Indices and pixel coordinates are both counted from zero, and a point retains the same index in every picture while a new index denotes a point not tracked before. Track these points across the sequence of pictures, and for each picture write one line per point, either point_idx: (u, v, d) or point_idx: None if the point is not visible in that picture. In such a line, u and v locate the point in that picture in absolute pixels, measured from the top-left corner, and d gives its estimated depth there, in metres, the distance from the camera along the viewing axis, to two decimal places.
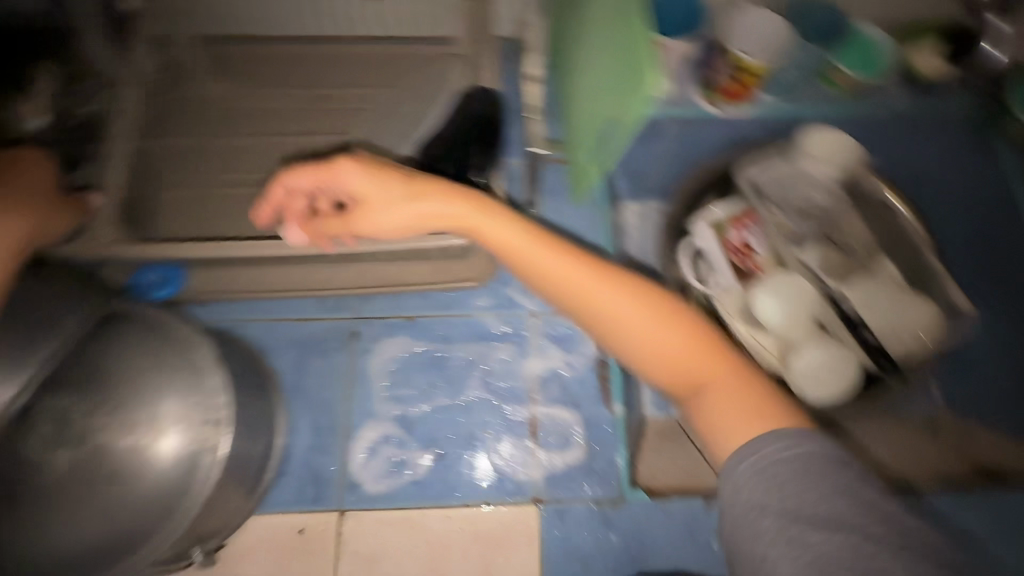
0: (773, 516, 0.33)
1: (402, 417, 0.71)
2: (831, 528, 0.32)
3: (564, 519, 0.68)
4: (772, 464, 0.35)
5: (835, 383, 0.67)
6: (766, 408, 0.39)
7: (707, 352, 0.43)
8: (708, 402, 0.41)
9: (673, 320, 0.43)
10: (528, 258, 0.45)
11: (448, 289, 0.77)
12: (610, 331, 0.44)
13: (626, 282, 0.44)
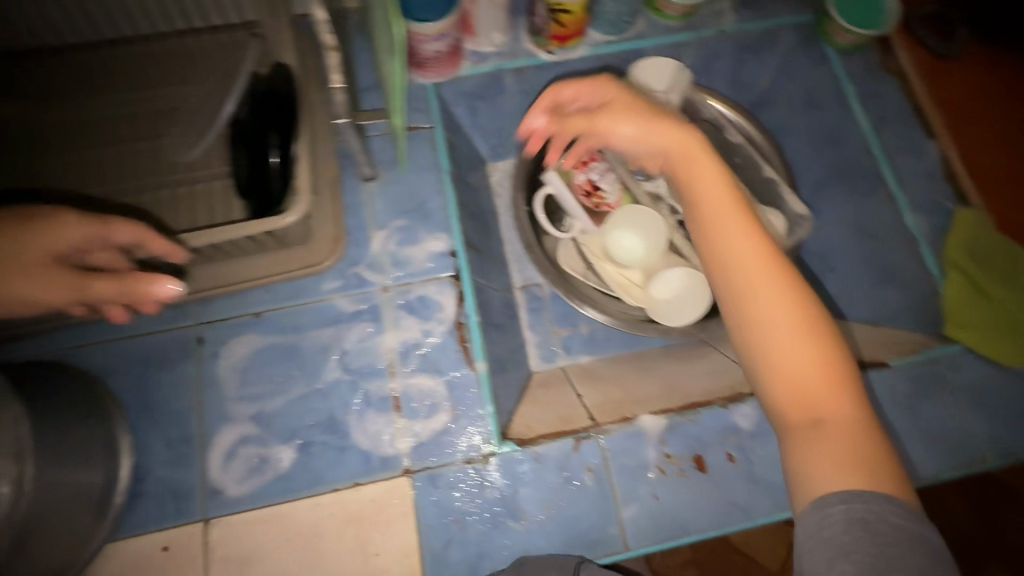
0: (829, 555, 0.44)
1: (258, 414, 0.70)
2: (890, 546, 0.43)
3: (436, 484, 0.68)
4: (864, 514, 0.44)
5: (693, 300, 0.82)
6: (852, 451, 0.48)
7: (837, 385, 0.51)
8: (820, 434, 0.50)
9: (809, 335, 0.52)
10: (749, 272, 0.54)
11: (294, 278, 0.75)
12: (781, 342, 0.52)
13: (794, 294, 0.54)
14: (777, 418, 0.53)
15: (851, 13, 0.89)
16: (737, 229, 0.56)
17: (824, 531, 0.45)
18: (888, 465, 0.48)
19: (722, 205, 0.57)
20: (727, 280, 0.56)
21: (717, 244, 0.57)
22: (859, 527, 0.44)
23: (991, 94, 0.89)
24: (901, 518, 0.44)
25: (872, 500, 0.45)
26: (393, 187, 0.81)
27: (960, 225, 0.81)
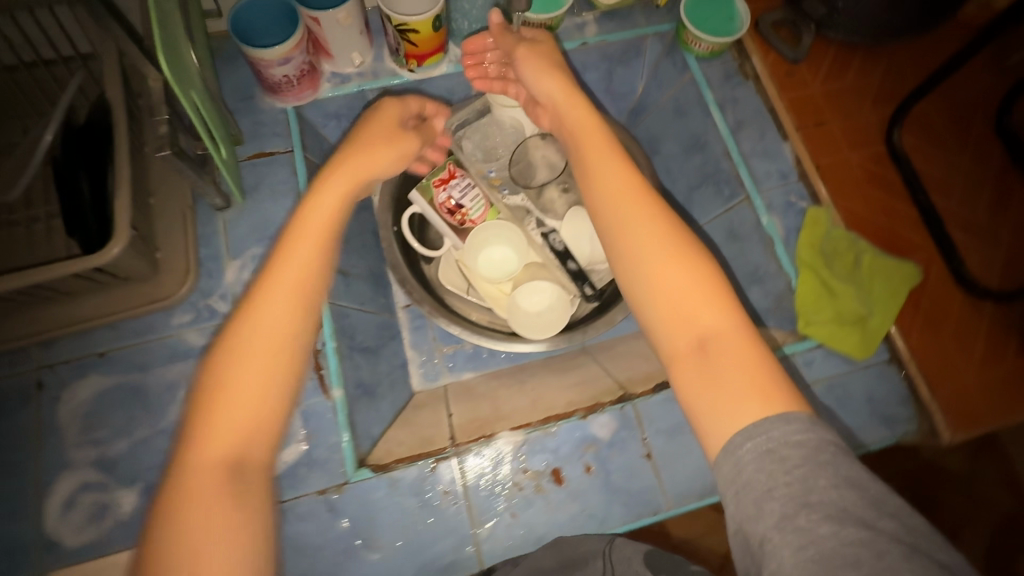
0: (753, 497, 0.41)
1: (101, 458, 0.68)
2: (801, 471, 0.40)
3: (286, 517, 0.67)
4: (769, 444, 0.42)
5: (559, 311, 0.83)
6: (741, 369, 0.47)
7: (718, 301, 0.51)
8: (703, 355, 0.48)
9: (688, 259, 0.52)
10: (624, 206, 0.56)
11: (141, 313, 0.73)
12: (660, 269, 0.52)
13: (662, 220, 0.55)
14: (667, 349, 0.51)
15: (704, 24, 0.91)
16: (613, 167, 0.60)
17: (742, 475, 0.42)
18: (778, 378, 0.46)
19: (599, 148, 0.62)
20: (610, 216, 0.57)
21: (597, 183, 0.60)
22: (769, 457, 0.42)
23: (841, 95, 0.93)
24: (803, 437, 0.42)
25: (770, 423, 0.43)
26: (249, 215, 0.80)
27: (813, 223, 0.83)
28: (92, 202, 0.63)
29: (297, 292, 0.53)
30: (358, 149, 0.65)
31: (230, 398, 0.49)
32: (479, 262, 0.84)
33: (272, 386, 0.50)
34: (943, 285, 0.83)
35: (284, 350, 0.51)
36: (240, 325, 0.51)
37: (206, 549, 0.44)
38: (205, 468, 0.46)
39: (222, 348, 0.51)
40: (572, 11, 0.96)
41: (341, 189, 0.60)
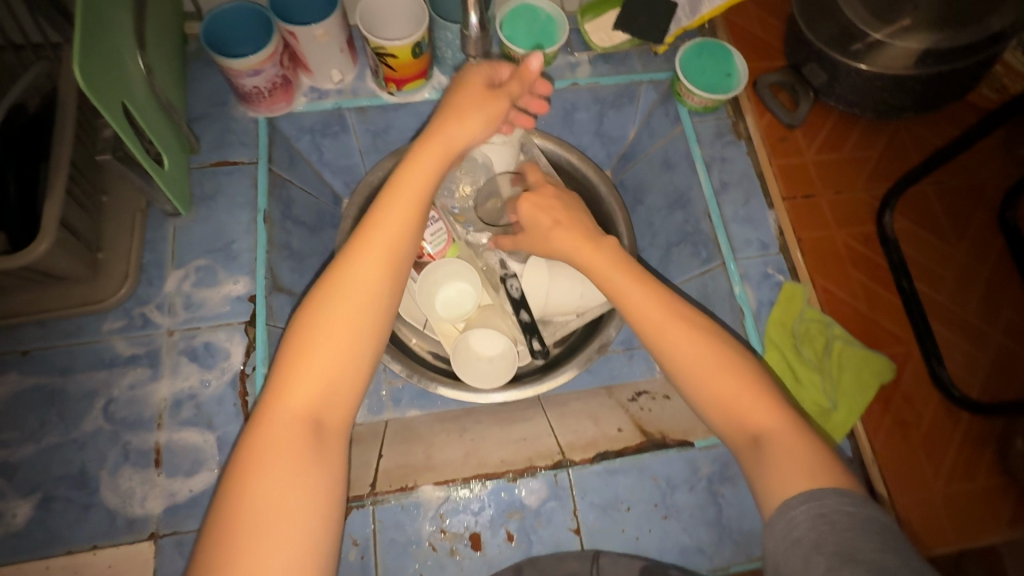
0: (801, 551, 0.45)
1: (2, 462, 0.65)
2: (849, 532, 0.45)
3: (183, 549, 0.63)
4: (822, 508, 0.47)
5: (504, 363, 0.79)
6: (795, 455, 0.51)
7: (763, 400, 0.55)
8: (761, 450, 0.53)
9: (732, 367, 0.56)
10: (661, 329, 0.58)
11: (71, 315, 0.70)
12: (709, 380, 0.56)
13: (692, 329, 0.58)
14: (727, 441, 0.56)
15: (699, 79, 0.88)
16: (641, 292, 0.61)
17: (794, 532, 0.47)
18: (823, 455, 0.52)
19: (608, 268, 0.64)
20: (649, 339, 0.60)
21: (627, 310, 0.61)
22: (820, 520, 0.46)
23: (835, 167, 0.89)
24: (852, 506, 0.47)
25: (822, 492, 0.48)
26: (200, 225, 0.77)
27: (787, 299, 0.79)
28: (18, 199, 0.62)
29: (390, 258, 0.57)
30: (452, 114, 0.63)
31: (317, 355, 0.53)
32: (433, 301, 0.81)
33: (362, 346, 0.54)
34: (919, 385, 0.78)
35: (371, 319, 0.55)
36: (333, 287, 0.55)
37: (283, 483, 0.48)
38: (292, 412, 0.51)
39: (307, 314, 0.54)
40: (566, 50, 0.93)
41: (436, 157, 0.61)
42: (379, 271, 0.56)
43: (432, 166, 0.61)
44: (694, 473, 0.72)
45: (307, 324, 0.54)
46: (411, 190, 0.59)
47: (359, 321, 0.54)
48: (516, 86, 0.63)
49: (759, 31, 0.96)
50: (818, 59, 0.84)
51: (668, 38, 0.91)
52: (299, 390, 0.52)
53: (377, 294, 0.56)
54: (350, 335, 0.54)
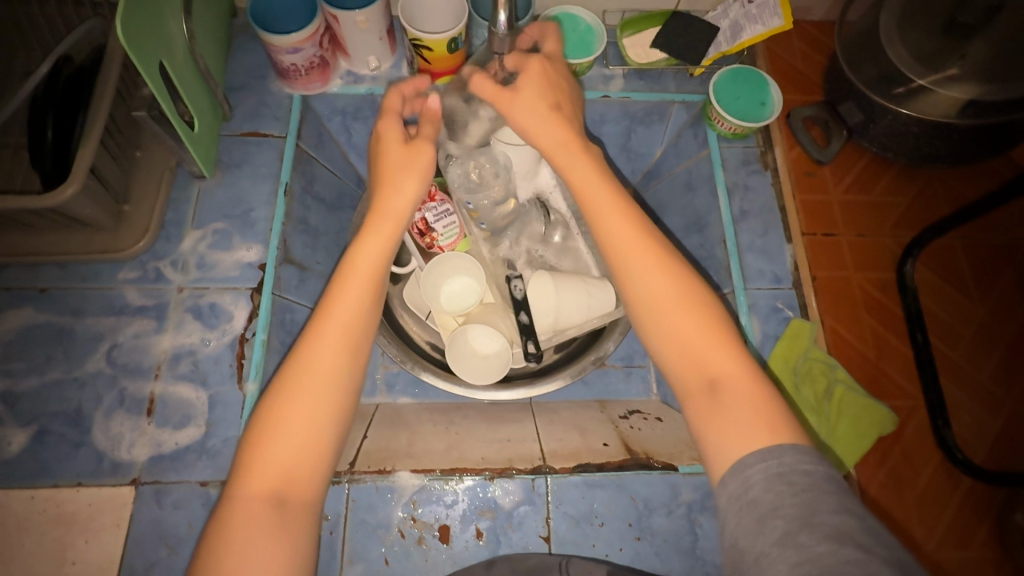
0: (756, 512, 0.43)
1: (6, 390, 0.67)
2: (808, 493, 0.43)
3: (161, 499, 0.65)
4: (780, 467, 0.45)
5: (497, 362, 0.79)
6: (750, 407, 0.50)
7: (722, 343, 0.54)
8: (715, 394, 0.51)
9: (694, 306, 0.55)
10: (629, 254, 0.57)
11: (91, 260, 0.73)
12: (669, 315, 0.55)
13: (659, 254, 0.57)
14: (678, 386, 0.54)
15: (732, 105, 0.87)
16: (616, 213, 0.59)
17: (749, 493, 0.45)
18: (777, 404, 0.50)
19: (588, 179, 0.61)
20: (615, 264, 0.58)
21: (599, 231, 0.59)
22: (777, 480, 0.44)
23: (860, 210, 0.87)
24: (810, 465, 0.45)
25: (781, 450, 0.46)
26: (223, 189, 0.80)
27: (794, 336, 0.77)
28: (54, 144, 0.65)
29: (346, 337, 0.57)
30: (387, 186, 0.63)
31: (279, 440, 0.52)
32: (438, 294, 0.81)
33: (324, 417, 0.54)
34: (920, 442, 0.75)
35: (332, 398, 0.54)
36: (293, 372, 0.55)
37: (247, 568, 0.47)
38: (254, 499, 0.50)
39: (276, 394, 0.54)
40: (602, 62, 0.93)
41: (385, 235, 0.61)
42: (334, 351, 0.56)
43: (388, 235, 0.61)
44: (674, 496, 0.70)
45: (268, 410, 0.54)
46: (365, 261, 0.59)
47: (322, 392, 0.54)
48: (430, 130, 0.66)
49: (800, 65, 0.95)
50: (856, 98, 0.83)
51: (706, 61, 0.91)
52: (262, 464, 0.51)
53: (338, 367, 0.56)
54: (313, 407, 0.54)
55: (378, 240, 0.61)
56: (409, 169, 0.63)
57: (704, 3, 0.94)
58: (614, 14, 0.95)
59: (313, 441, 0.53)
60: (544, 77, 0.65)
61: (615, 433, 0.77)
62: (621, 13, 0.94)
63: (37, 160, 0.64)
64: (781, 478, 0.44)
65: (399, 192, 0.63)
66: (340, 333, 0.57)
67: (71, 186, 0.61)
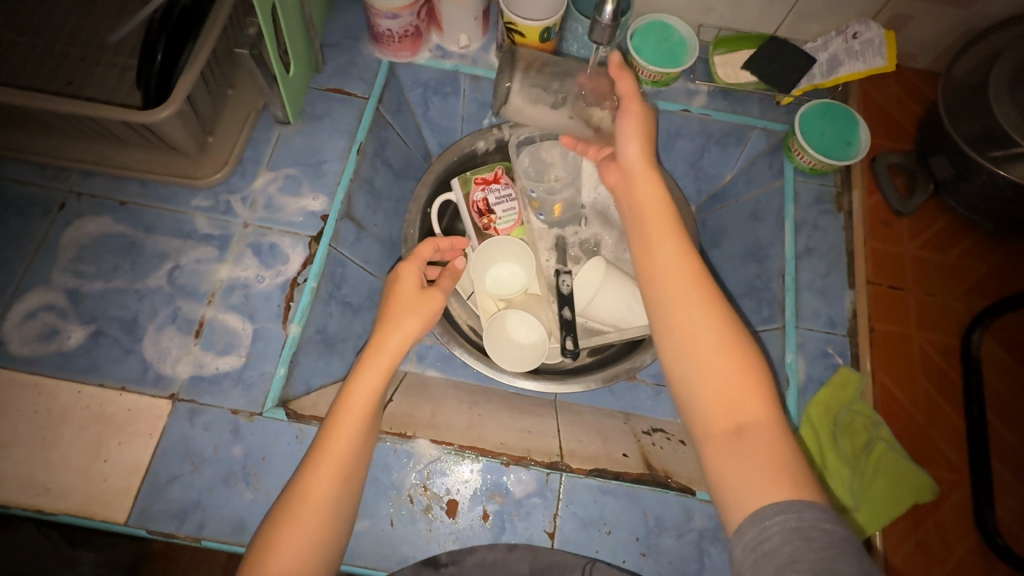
0: (772, 566, 0.42)
1: (73, 289, 0.71)
2: (829, 552, 0.41)
3: (193, 419, 0.68)
4: (800, 522, 0.43)
5: (531, 355, 0.78)
6: (775, 457, 0.47)
7: (753, 385, 0.51)
8: (741, 439, 0.49)
9: (733, 345, 0.52)
10: (670, 285, 0.56)
11: (169, 183, 0.77)
12: (701, 342, 0.53)
13: (699, 282, 0.56)
14: (703, 424, 0.52)
15: (816, 140, 0.84)
16: (664, 243, 0.59)
17: (765, 545, 0.43)
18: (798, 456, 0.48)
19: (650, 212, 0.62)
20: (659, 289, 0.57)
21: (654, 255, 0.59)
22: (797, 535, 0.42)
23: (934, 271, 0.83)
24: (830, 524, 0.43)
25: (800, 505, 0.44)
26: (301, 138, 0.82)
27: (840, 385, 0.74)
28: (162, 67, 0.68)
29: (339, 463, 0.56)
30: (389, 323, 0.63)
31: (282, 549, 0.52)
32: (486, 277, 0.82)
33: (330, 523, 0.55)
34: (957, 519, 0.72)
35: (327, 518, 0.54)
36: (291, 497, 0.55)
37: None
38: None
39: (283, 507, 0.55)
40: (689, 76, 0.92)
41: (381, 371, 0.60)
42: (331, 475, 0.55)
43: (378, 367, 0.60)
44: (687, 520, 0.69)
45: (270, 529, 0.54)
46: (361, 390, 0.59)
47: (319, 508, 0.54)
48: (447, 282, 0.70)
49: (893, 110, 0.92)
50: (948, 153, 0.79)
51: (796, 91, 0.89)
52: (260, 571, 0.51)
53: (334, 494, 0.55)
54: (311, 522, 0.54)
55: (372, 372, 0.60)
56: (413, 319, 0.64)
57: (804, 33, 0.92)
58: (710, 31, 0.94)
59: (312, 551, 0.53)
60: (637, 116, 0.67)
61: (633, 447, 0.76)
62: (716, 30, 0.94)
63: (143, 80, 0.68)
64: (799, 533, 0.42)
65: (401, 328, 0.63)
66: (343, 451, 0.56)
67: (163, 111, 0.64)
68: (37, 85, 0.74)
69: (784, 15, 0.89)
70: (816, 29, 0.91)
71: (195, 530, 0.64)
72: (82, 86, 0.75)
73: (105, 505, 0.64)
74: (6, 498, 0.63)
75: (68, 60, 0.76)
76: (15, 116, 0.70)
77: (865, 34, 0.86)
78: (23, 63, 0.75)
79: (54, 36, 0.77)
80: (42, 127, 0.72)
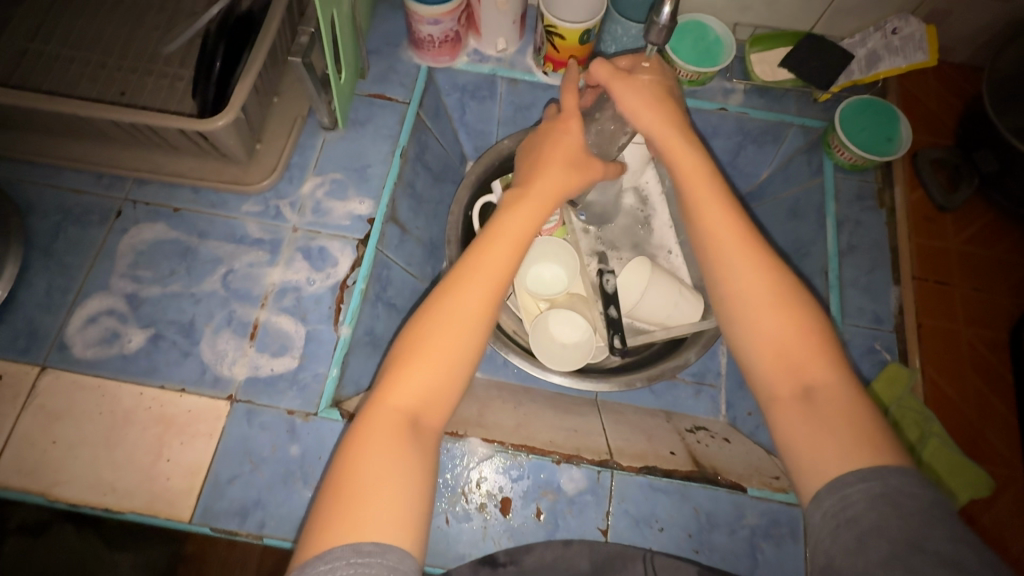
0: (855, 532, 0.43)
1: (132, 293, 0.74)
2: (915, 517, 0.42)
3: (251, 419, 0.69)
4: (883, 489, 0.43)
5: (574, 354, 0.80)
6: (849, 421, 0.48)
7: (816, 347, 0.52)
8: (809, 404, 0.50)
9: (791, 308, 0.53)
10: (723, 253, 0.56)
11: (220, 189, 0.79)
12: (760, 309, 0.53)
13: (746, 242, 0.56)
14: (768, 390, 0.53)
15: (856, 137, 0.84)
16: (717, 213, 0.57)
17: (847, 511, 0.44)
18: (873, 421, 0.48)
19: (693, 173, 0.60)
20: (709, 261, 0.57)
21: (696, 227, 0.58)
22: (880, 501, 0.43)
23: (981, 265, 0.83)
24: (916, 489, 0.43)
25: (886, 472, 0.44)
26: (345, 143, 0.84)
27: (890, 379, 0.74)
28: (220, 75, 0.71)
29: (488, 286, 0.55)
30: (552, 171, 0.64)
31: (424, 357, 0.52)
32: (527, 276, 0.82)
33: (473, 347, 0.53)
34: (1013, 513, 0.72)
35: (472, 335, 0.53)
36: (433, 310, 0.54)
37: (387, 482, 0.46)
38: (390, 410, 0.49)
39: (422, 322, 0.53)
40: (725, 75, 0.92)
41: (536, 209, 0.61)
42: (479, 294, 0.54)
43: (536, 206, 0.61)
44: (740, 515, 0.69)
45: (409, 343, 0.53)
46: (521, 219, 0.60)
47: (469, 321, 0.53)
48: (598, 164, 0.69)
49: (933, 105, 0.92)
50: (994, 146, 0.79)
51: (834, 87, 0.89)
52: (404, 383, 0.51)
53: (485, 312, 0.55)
54: (460, 335, 0.53)
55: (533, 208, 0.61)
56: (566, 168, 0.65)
57: (840, 30, 0.92)
58: (745, 29, 0.94)
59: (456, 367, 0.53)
60: (649, 80, 0.65)
61: (676, 445, 0.76)
62: (751, 28, 0.94)
63: (207, 88, 0.71)
64: (877, 495, 0.43)
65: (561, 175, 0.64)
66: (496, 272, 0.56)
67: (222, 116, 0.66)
68: (93, 94, 0.76)
69: (821, 12, 0.89)
70: (853, 25, 0.91)
71: (257, 528, 0.66)
72: (136, 95, 0.77)
73: (170, 504, 0.65)
74: (76, 498, 0.65)
75: (122, 70, 0.79)
76: (76, 126, 0.72)
77: (905, 29, 0.86)
78: (79, 76, 0.77)
79: (108, 48, 0.80)
80: (102, 137, 0.75)
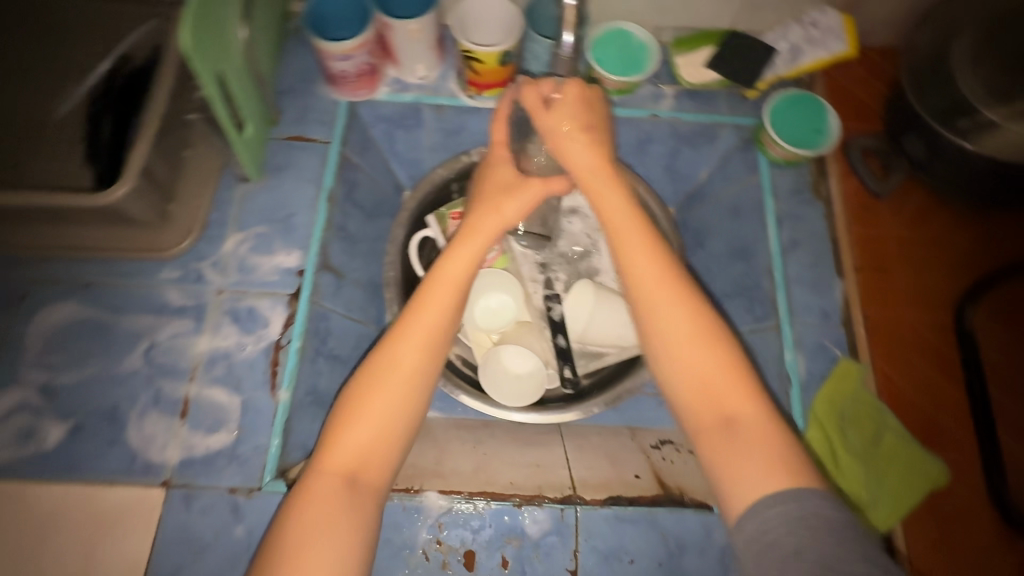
0: (779, 556, 0.42)
1: (46, 383, 0.68)
2: (831, 539, 0.41)
3: (190, 504, 0.65)
4: (800, 511, 0.43)
5: (523, 389, 0.77)
6: (768, 450, 0.47)
7: (741, 379, 0.51)
8: (730, 435, 0.49)
9: (716, 342, 0.52)
10: (646, 286, 0.54)
11: (133, 258, 0.74)
12: (682, 340, 0.52)
13: (663, 275, 0.55)
14: (693, 424, 0.51)
15: (787, 132, 0.84)
16: (639, 246, 0.56)
17: (768, 535, 0.44)
18: (792, 448, 0.48)
19: (617, 209, 0.58)
20: (632, 292, 0.56)
21: (622, 264, 0.57)
22: (796, 525, 0.43)
23: (917, 249, 0.83)
24: (829, 508, 0.43)
25: (800, 494, 0.44)
26: (265, 193, 0.79)
27: (841, 377, 0.74)
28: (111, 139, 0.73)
29: (426, 340, 0.57)
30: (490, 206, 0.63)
31: (361, 419, 0.54)
32: (474, 311, 0.80)
33: (414, 404, 0.55)
34: (969, 494, 0.72)
35: (410, 392, 0.55)
36: (373, 370, 0.55)
37: (325, 548, 0.49)
38: (330, 472, 0.52)
39: (360, 383, 0.55)
40: (653, 80, 0.91)
41: (476, 246, 0.60)
42: (414, 350, 0.56)
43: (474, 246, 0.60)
44: (709, 534, 0.68)
45: (349, 402, 0.54)
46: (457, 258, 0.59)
47: (410, 379, 0.55)
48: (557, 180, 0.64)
49: (859, 91, 0.92)
50: (917, 130, 0.78)
51: (760, 83, 0.88)
52: (348, 443, 0.53)
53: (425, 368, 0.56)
54: (400, 395, 0.54)
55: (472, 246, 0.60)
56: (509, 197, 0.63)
57: (761, 24, 0.91)
58: (668, 31, 0.93)
59: (397, 423, 0.54)
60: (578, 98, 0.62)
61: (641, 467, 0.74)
62: (674, 30, 0.93)
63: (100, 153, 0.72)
64: (798, 519, 0.43)
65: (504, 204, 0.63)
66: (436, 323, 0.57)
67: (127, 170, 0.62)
68: None
69: (741, 9, 0.89)
70: (773, 19, 0.90)
71: None
72: (29, 170, 0.71)
73: None
74: None
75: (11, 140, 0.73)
76: None
77: (823, 20, 0.86)
78: None
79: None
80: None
